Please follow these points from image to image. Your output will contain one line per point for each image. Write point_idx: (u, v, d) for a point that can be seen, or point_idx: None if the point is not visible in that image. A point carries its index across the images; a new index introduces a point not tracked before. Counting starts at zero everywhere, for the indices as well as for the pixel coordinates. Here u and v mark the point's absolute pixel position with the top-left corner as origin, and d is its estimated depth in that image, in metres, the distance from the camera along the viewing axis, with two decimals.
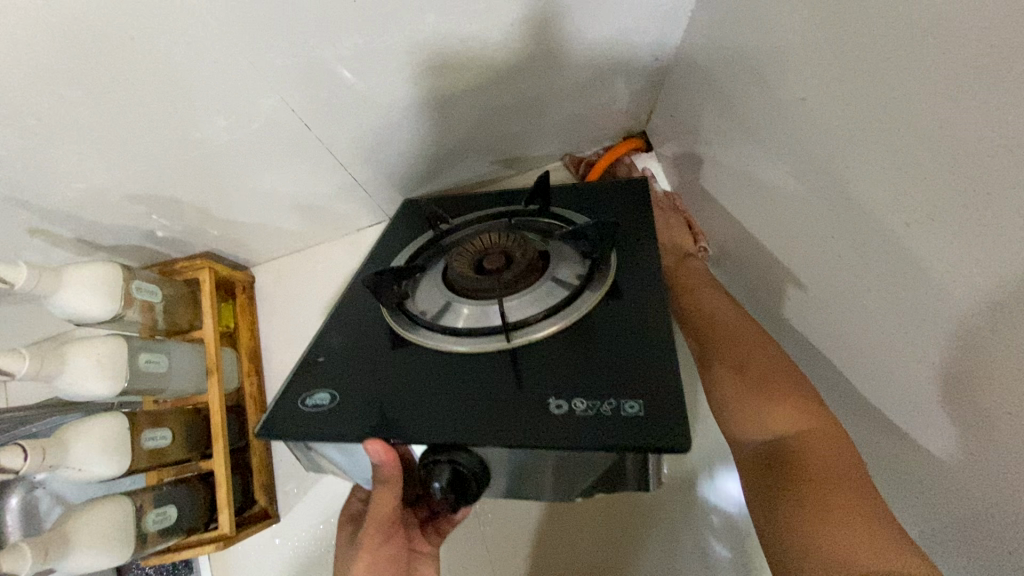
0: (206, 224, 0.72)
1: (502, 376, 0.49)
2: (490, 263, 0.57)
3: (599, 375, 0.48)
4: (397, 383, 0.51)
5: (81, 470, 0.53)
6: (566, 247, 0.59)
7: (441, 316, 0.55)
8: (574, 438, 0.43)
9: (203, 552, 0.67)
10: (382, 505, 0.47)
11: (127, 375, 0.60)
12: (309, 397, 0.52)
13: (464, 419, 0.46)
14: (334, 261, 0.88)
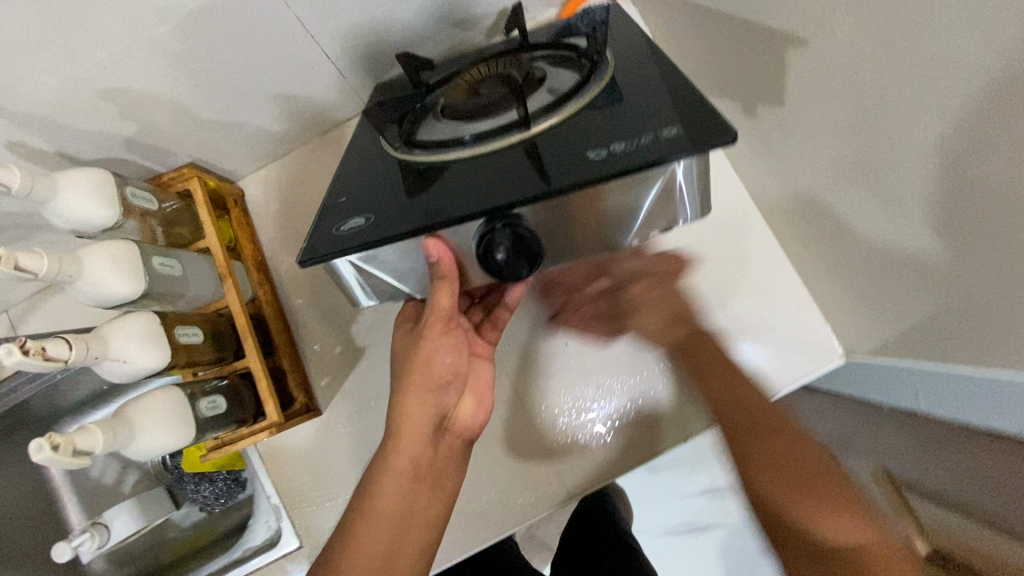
0: (184, 125, 0.69)
1: (525, 158, 0.51)
2: (488, 91, 0.61)
3: (620, 124, 0.51)
4: (426, 190, 0.53)
5: (126, 361, 0.54)
6: (557, 65, 0.61)
7: (452, 135, 0.57)
8: (618, 166, 0.47)
9: (257, 440, 0.70)
10: (444, 299, 0.56)
11: (145, 275, 0.60)
12: (343, 224, 0.52)
13: (501, 189, 0.49)
14: (323, 160, 0.86)
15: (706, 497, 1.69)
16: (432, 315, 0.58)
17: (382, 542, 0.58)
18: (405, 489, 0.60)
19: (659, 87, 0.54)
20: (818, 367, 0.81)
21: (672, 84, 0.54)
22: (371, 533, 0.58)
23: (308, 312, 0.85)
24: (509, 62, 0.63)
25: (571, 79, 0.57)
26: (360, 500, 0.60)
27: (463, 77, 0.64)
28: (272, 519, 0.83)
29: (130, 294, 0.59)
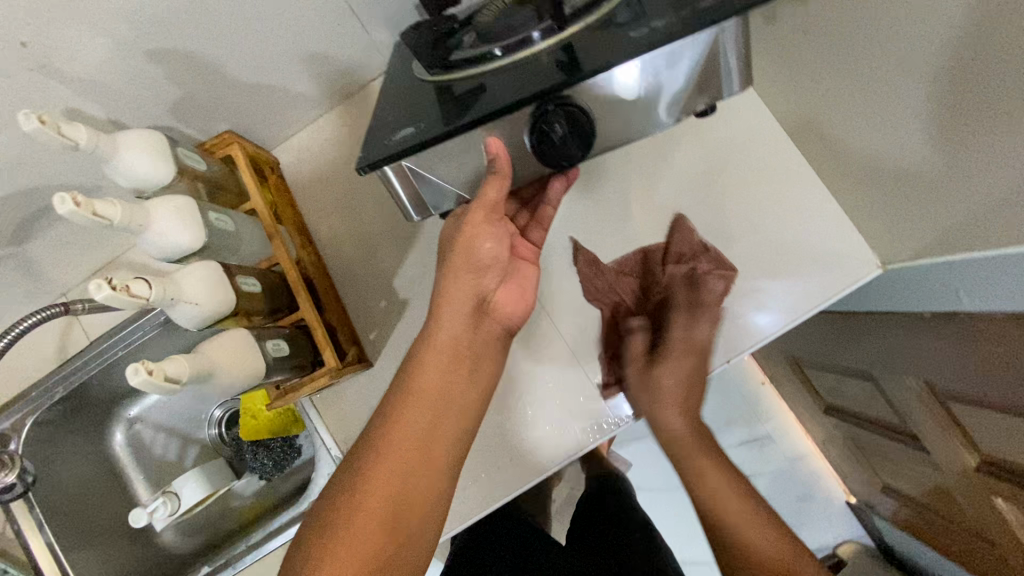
0: (223, 89, 0.72)
1: (556, 58, 0.60)
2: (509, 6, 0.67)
3: (655, 6, 0.59)
4: (469, 94, 0.62)
5: (198, 303, 0.58)
6: None
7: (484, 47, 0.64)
8: (661, 40, 0.55)
9: (319, 385, 0.73)
10: (492, 191, 0.62)
11: (205, 227, 0.63)
12: (398, 133, 0.63)
13: (540, 82, 0.58)
14: (351, 123, 0.89)
15: (744, 446, 1.71)
16: (478, 205, 0.62)
17: (421, 415, 0.61)
18: (446, 368, 0.64)
19: None
20: (857, 280, 0.82)
21: None
22: (411, 409, 0.61)
23: (351, 269, 0.88)
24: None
25: None
26: (403, 380, 0.63)
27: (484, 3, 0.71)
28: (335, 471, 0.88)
29: (194, 245, 0.62)
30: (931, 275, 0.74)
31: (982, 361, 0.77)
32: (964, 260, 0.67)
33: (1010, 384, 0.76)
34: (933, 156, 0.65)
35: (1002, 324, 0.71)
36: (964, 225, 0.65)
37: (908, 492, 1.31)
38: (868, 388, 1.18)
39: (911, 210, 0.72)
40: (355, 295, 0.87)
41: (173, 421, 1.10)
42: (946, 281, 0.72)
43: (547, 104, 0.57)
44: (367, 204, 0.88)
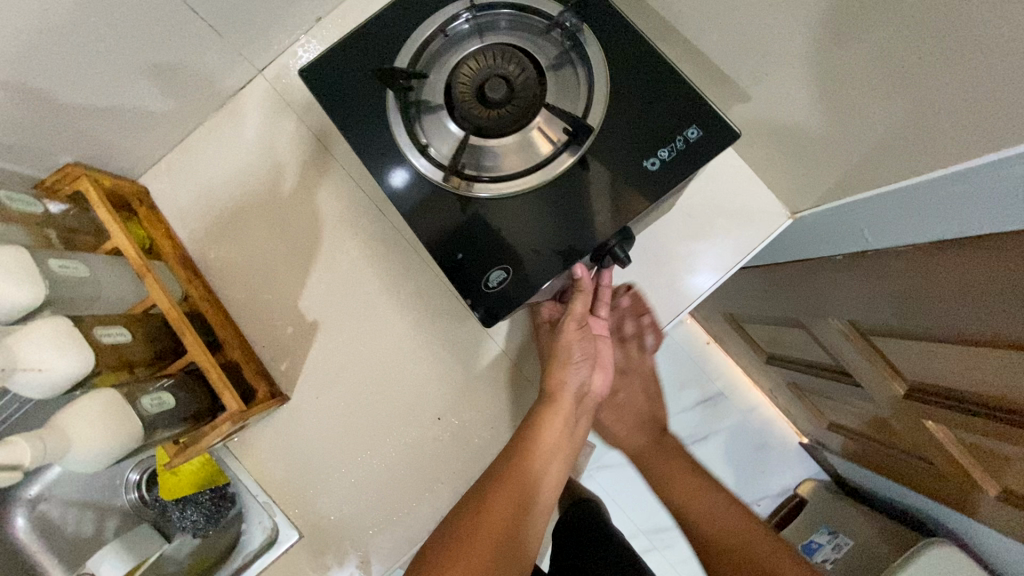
0: (61, 115, 0.64)
1: (584, 183, 0.64)
2: (500, 97, 0.63)
3: (648, 128, 0.63)
4: (539, 224, 0.64)
5: (42, 369, 0.50)
6: (546, 48, 0.66)
7: (500, 164, 0.65)
8: (678, 178, 0.62)
9: (222, 432, 0.66)
10: (581, 304, 0.71)
11: (44, 279, 0.54)
12: (487, 279, 0.63)
13: (591, 214, 0.63)
14: (226, 137, 0.81)
15: (699, 408, 1.75)
16: (569, 318, 0.72)
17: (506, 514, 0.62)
18: (514, 500, 0.64)
19: (655, 81, 0.64)
20: (770, 231, 0.83)
21: (657, 77, 0.64)
22: (499, 511, 0.62)
23: (248, 295, 0.80)
24: (495, 50, 0.65)
25: (566, 73, 0.65)
26: (478, 495, 0.64)
27: (461, 77, 0.65)
28: (266, 518, 0.80)
29: (34, 303, 0.53)
30: (839, 214, 0.73)
31: (897, 293, 0.78)
32: (870, 195, 0.66)
33: (956, 309, 0.69)
34: (809, 102, 0.66)
35: (908, 256, 0.70)
36: (853, 163, 0.66)
37: (850, 425, 1.37)
38: (800, 333, 1.21)
39: (804, 157, 0.73)
40: (258, 324, 0.80)
41: (84, 493, 1.01)
42: (854, 218, 0.71)
43: (605, 245, 0.64)
44: (257, 222, 0.81)
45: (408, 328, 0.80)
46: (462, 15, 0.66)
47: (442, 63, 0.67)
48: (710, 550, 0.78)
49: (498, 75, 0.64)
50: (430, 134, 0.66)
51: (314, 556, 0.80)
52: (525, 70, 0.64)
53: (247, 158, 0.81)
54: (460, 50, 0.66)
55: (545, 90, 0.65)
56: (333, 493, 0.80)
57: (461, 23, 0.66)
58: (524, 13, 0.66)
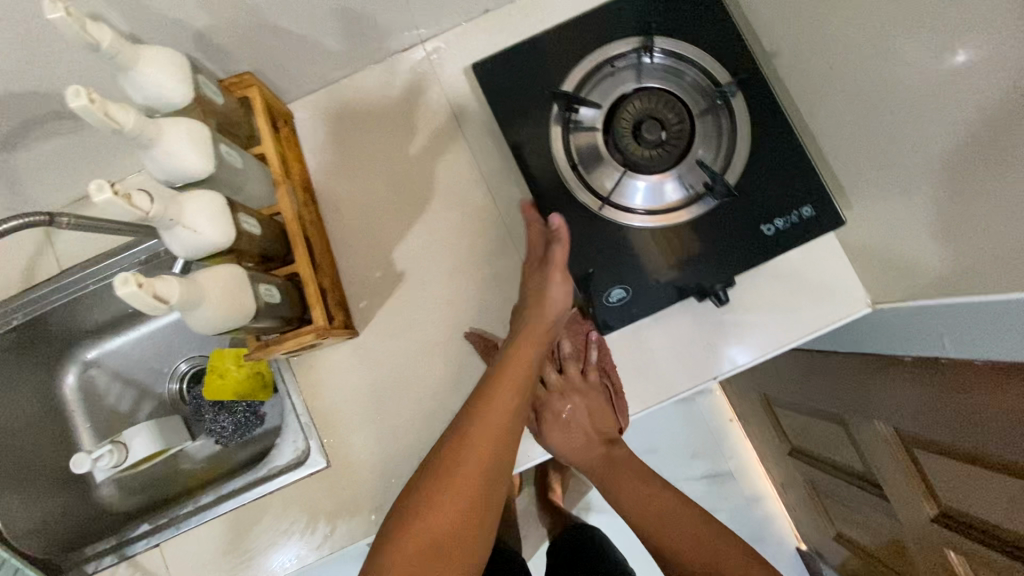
0: (257, 29, 0.71)
1: (704, 227, 0.74)
2: (653, 137, 0.72)
3: (769, 197, 0.73)
4: (657, 255, 0.74)
5: (197, 231, 0.55)
6: (701, 100, 0.75)
7: (637, 194, 0.74)
8: (787, 248, 0.72)
9: (305, 341, 0.71)
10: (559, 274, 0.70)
11: (215, 158, 0.61)
12: (609, 294, 0.73)
13: (704, 257, 0.73)
14: (374, 90, 0.88)
15: (705, 481, 1.73)
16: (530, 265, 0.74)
17: (504, 414, 0.66)
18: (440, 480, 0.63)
19: (784, 155, 0.74)
20: (844, 316, 0.83)
21: (787, 154, 0.74)
22: (501, 395, 0.67)
23: (350, 233, 0.86)
24: (656, 95, 0.74)
25: (714, 126, 0.74)
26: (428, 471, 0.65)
27: (623, 110, 0.74)
28: (301, 439, 0.84)
29: (202, 175, 0.60)
30: (923, 313, 0.73)
31: (968, 414, 0.78)
32: (954, 302, 0.66)
33: (1008, 437, 0.71)
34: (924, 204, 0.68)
35: (993, 373, 0.71)
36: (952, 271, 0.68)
37: (859, 541, 1.33)
38: (834, 432, 1.20)
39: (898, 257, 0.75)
40: (351, 261, 0.86)
41: (133, 371, 1.07)
42: (935, 323, 0.72)
43: (711, 286, 0.73)
44: (378, 171, 0.87)
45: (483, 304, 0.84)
46: (635, 52, 0.75)
47: (607, 91, 0.75)
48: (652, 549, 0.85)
49: (655, 118, 0.73)
50: (581, 151, 0.75)
51: (332, 490, 0.83)
52: (679, 118, 0.74)
53: (386, 114, 0.88)
54: (626, 82, 0.75)
55: (694, 137, 0.74)
56: (368, 435, 0.83)
57: (632, 59, 0.75)
58: (690, 64, 0.75)
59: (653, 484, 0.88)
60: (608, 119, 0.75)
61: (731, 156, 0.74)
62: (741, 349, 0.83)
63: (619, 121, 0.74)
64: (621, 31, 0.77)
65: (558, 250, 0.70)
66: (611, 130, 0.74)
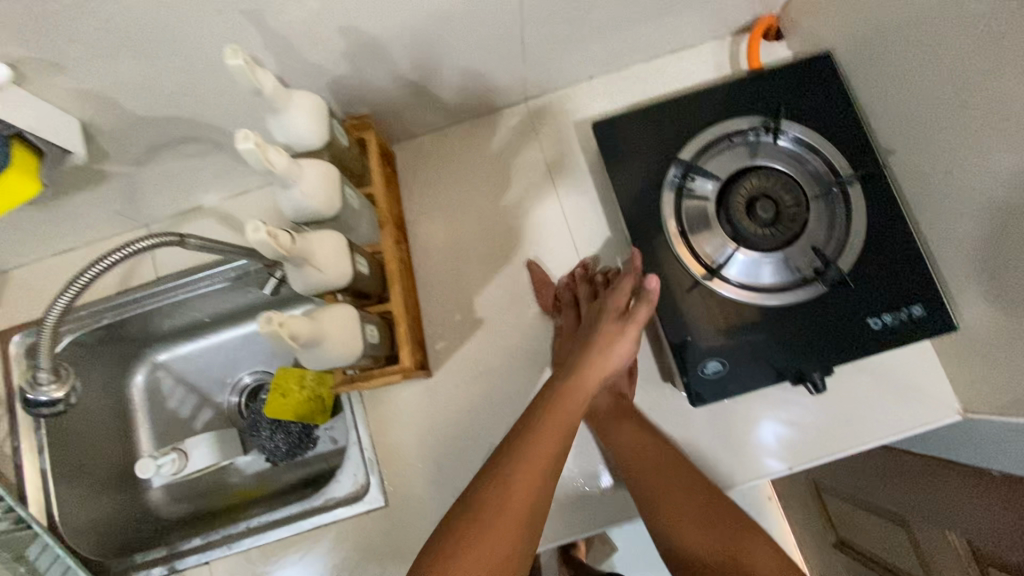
0: (383, 78, 0.75)
1: (805, 312, 0.73)
2: (767, 215, 0.73)
3: (873, 292, 0.73)
4: (756, 333, 0.73)
5: (321, 271, 0.57)
6: (818, 188, 0.76)
7: (742, 270, 0.74)
8: (890, 346, 0.71)
9: (389, 382, 0.72)
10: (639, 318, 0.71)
11: (341, 200, 0.64)
12: (704, 367, 0.72)
13: (804, 342, 0.72)
14: (474, 139, 0.91)
15: None
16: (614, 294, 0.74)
17: (561, 435, 0.65)
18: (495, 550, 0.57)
19: (893, 251, 0.73)
20: (934, 421, 0.78)
21: (896, 251, 0.73)
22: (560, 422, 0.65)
23: (435, 274, 0.88)
24: (774, 175, 0.75)
25: (829, 215, 0.75)
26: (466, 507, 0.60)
27: (739, 184, 0.75)
28: (361, 473, 0.84)
29: (327, 215, 0.62)
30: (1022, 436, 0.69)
31: None
32: None
33: None
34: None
35: None
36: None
37: None
38: (898, 537, 1.12)
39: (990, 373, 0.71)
40: (433, 302, 0.87)
41: (198, 378, 1.10)
42: None
43: (809, 373, 0.72)
44: (469, 217, 0.89)
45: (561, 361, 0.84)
46: (757, 133, 0.77)
47: (724, 165, 0.77)
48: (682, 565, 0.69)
49: (771, 196, 0.74)
50: (690, 218, 0.76)
51: (388, 531, 0.82)
52: (795, 201, 0.75)
53: (484, 163, 0.91)
54: (742, 159, 0.77)
55: (808, 222, 0.74)
56: (431, 479, 0.82)
57: (753, 139, 0.77)
58: (810, 152, 0.77)
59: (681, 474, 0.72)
60: (721, 193, 0.76)
61: (843, 247, 0.74)
62: (776, 424, 0.81)
63: (734, 193, 0.75)
64: (730, 112, 0.79)
65: (644, 313, 0.71)
66: (724, 202, 0.75)
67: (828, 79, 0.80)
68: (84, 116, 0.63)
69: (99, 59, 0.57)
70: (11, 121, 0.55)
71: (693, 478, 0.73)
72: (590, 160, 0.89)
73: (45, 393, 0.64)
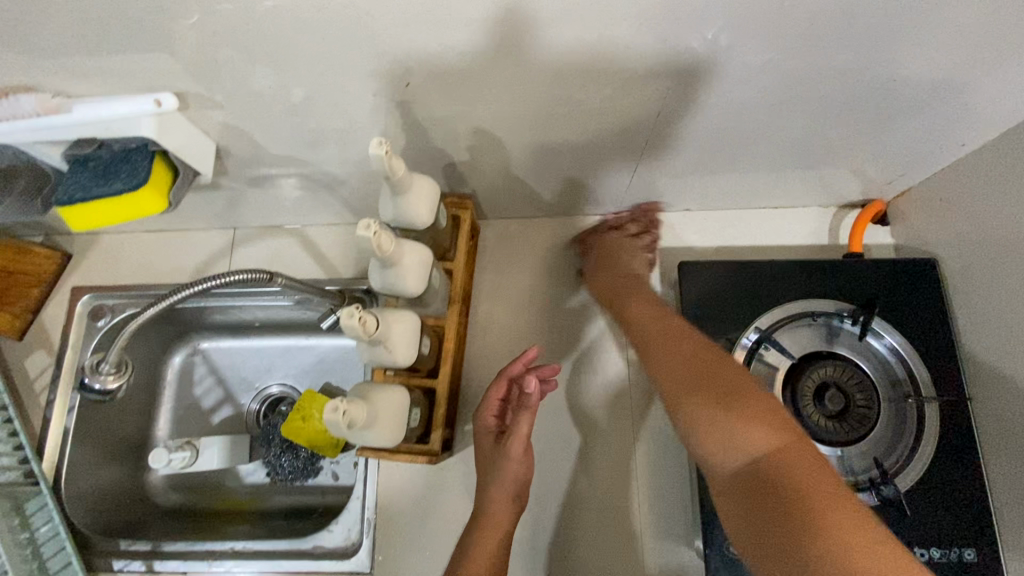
0: (495, 169, 0.78)
1: None
2: (833, 408, 0.72)
3: (930, 520, 0.69)
4: None
5: (390, 351, 0.59)
6: (895, 394, 0.73)
7: None
8: None
9: (413, 462, 0.71)
10: (525, 416, 0.74)
11: (425, 282, 0.65)
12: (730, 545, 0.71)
13: None
14: (558, 235, 0.93)
15: None
16: (502, 373, 0.78)
17: (497, 546, 0.73)
18: None
19: (960, 484, 0.69)
20: None
21: (963, 483, 0.69)
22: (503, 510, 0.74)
23: (484, 354, 0.88)
24: (851, 368, 0.74)
25: (899, 426, 0.72)
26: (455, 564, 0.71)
27: (811, 368, 0.74)
28: (357, 532, 0.82)
29: (408, 294, 0.64)
30: None
31: None
32: None
33: None
34: None
35: None
36: None
37: None
38: None
39: None
40: (474, 382, 0.87)
41: (229, 374, 1.12)
42: None
43: None
44: (532, 308, 0.90)
45: (581, 481, 0.82)
46: (844, 320, 0.76)
47: (800, 344, 0.76)
48: (674, 404, 0.63)
49: (841, 390, 0.72)
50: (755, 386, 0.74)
51: None
52: (867, 402, 0.72)
53: (561, 260, 0.92)
54: (820, 342, 0.76)
55: (876, 427, 0.72)
56: (419, 561, 0.81)
57: (838, 325, 0.76)
58: (892, 355, 0.75)
59: (742, 384, 0.61)
60: (791, 369, 0.75)
61: (909, 465, 0.70)
62: None
63: (804, 376, 0.74)
64: (817, 290, 0.79)
65: (521, 425, 0.74)
66: (792, 381, 0.74)
67: (930, 284, 0.78)
68: (221, 140, 0.68)
69: (257, 104, 0.62)
70: (165, 141, 0.60)
71: (734, 373, 0.62)
72: (664, 288, 0.90)
73: (100, 381, 0.66)
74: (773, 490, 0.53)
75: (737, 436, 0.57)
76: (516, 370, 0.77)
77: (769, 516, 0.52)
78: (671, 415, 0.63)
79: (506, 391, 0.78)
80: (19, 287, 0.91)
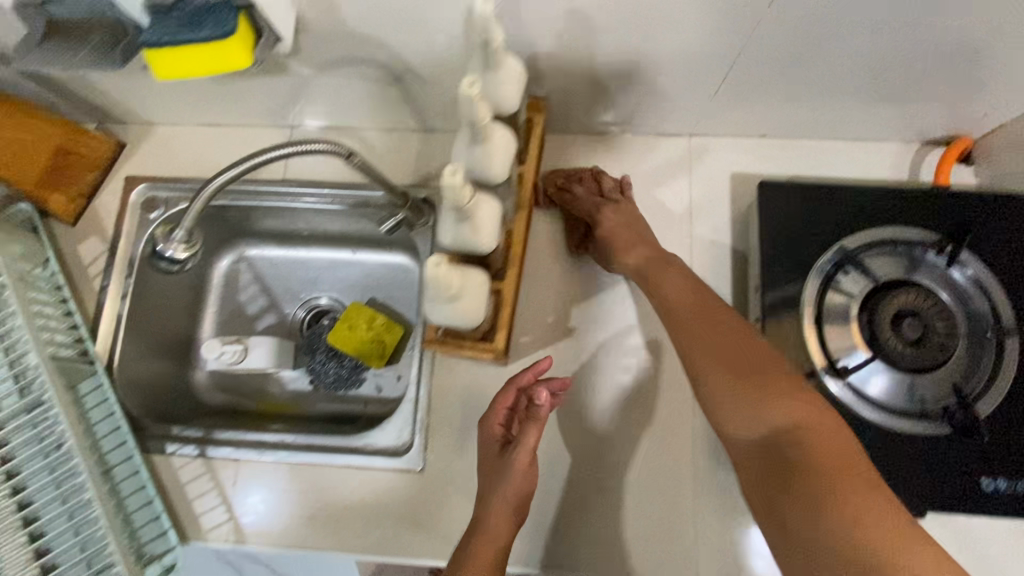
0: (574, 69, 0.75)
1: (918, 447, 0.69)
2: (912, 335, 0.70)
3: (998, 450, 0.68)
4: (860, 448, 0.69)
5: (477, 230, 0.57)
6: (976, 326, 0.71)
7: (869, 381, 0.70)
8: (996, 511, 0.67)
9: (478, 357, 0.71)
10: (534, 427, 0.71)
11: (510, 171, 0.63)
12: None
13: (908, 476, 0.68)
14: (625, 154, 0.90)
15: None
16: (513, 380, 0.76)
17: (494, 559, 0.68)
18: None
19: None
20: None
21: None
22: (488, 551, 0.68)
23: (543, 268, 0.87)
24: (933, 297, 0.71)
25: (979, 357, 0.70)
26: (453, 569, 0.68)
27: (892, 294, 0.71)
28: (407, 432, 0.83)
29: (493, 180, 0.62)
30: None
31: None
32: None
33: None
34: None
35: None
36: None
37: None
38: None
39: None
40: (531, 295, 0.86)
41: (274, 282, 1.12)
42: None
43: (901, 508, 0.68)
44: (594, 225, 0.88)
45: (635, 398, 0.81)
46: (928, 249, 0.73)
47: (883, 269, 0.73)
48: (696, 377, 0.68)
49: (921, 317, 0.70)
50: (830, 309, 0.72)
51: (412, 494, 0.81)
52: (947, 331, 0.70)
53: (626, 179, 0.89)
54: (903, 270, 0.73)
55: (955, 357, 0.70)
56: (469, 463, 0.81)
57: (922, 253, 0.73)
58: (976, 287, 0.72)
59: (761, 357, 0.66)
60: (869, 295, 0.72)
61: (983, 395, 0.69)
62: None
63: (884, 301, 0.71)
64: (901, 219, 0.76)
65: (528, 437, 0.71)
66: (871, 306, 0.71)
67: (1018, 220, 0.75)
68: (301, 8, 0.65)
69: None
70: None
71: (754, 348, 0.67)
72: (732, 213, 0.87)
73: (170, 249, 0.65)
74: (791, 470, 0.58)
75: (763, 408, 0.63)
76: (526, 378, 0.75)
77: (779, 487, 0.59)
78: (693, 384, 0.68)
79: (513, 400, 0.76)
80: (74, 169, 0.90)
